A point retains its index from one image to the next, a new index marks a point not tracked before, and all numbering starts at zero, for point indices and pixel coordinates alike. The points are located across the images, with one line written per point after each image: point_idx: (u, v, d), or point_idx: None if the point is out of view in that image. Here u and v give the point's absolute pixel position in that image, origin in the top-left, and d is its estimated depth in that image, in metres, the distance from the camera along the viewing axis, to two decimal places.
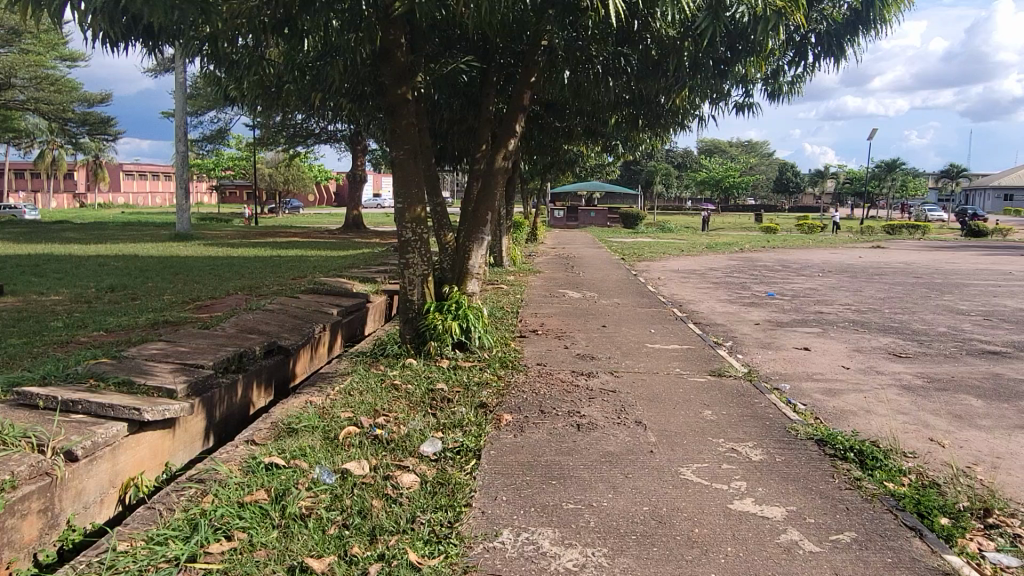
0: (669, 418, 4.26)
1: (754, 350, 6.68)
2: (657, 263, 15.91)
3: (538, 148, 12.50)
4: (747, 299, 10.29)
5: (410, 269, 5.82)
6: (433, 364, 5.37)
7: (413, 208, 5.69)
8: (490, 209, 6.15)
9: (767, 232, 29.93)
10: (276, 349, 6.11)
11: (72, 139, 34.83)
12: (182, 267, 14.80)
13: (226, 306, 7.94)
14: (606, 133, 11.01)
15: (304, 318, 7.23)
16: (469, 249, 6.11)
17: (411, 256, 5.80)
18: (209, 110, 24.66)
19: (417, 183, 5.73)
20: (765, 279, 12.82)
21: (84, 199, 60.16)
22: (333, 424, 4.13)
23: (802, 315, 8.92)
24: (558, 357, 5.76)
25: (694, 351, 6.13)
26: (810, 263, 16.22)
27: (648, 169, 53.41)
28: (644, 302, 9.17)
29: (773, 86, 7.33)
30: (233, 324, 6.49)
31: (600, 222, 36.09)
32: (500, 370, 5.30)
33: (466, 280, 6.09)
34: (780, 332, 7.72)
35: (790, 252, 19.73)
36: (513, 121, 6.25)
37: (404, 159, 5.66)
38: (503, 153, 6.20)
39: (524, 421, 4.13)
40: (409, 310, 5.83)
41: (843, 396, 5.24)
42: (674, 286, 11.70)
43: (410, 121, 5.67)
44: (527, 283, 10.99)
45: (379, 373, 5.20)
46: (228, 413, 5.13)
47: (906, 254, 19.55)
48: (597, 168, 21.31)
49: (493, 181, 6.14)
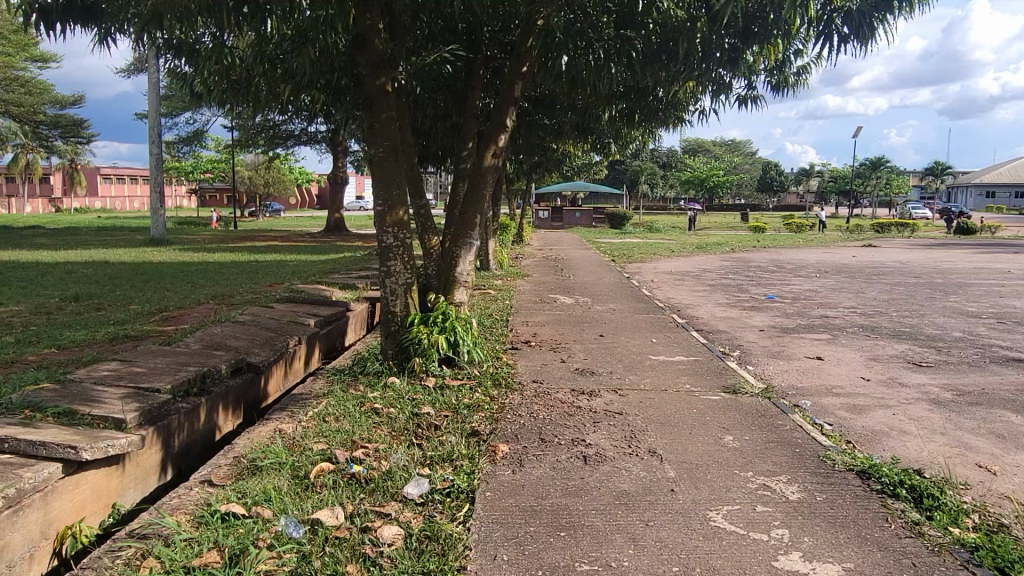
0: (687, 446, 3.75)
1: (765, 361, 6.21)
2: (649, 264, 15.49)
3: (526, 147, 11.99)
4: (748, 303, 9.84)
5: (392, 277, 5.29)
6: (418, 384, 4.85)
7: (394, 211, 5.17)
8: (478, 211, 5.62)
9: (755, 231, 29.66)
10: (244, 366, 5.55)
11: (45, 143, 33.93)
12: (154, 274, 14.12)
13: (193, 318, 7.35)
14: (597, 129, 10.52)
15: (278, 331, 6.67)
16: (456, 255, 5.58)
17: (393, 263, 5.26)
18: (184, 111, 23.93)
19: (398, 183, 5.20)
20: (762, 281, 12.38)
21: (60, 204, 58.97)
22: (304, 459, 3.59)
23: (808, 320, 8.48)
24: (556, 373, 5.26)
25: (703, 364, 5.65)
26: (805, 263, 15.87)
27: (633, 169, 53.13)
28: (641, 307, 8.69)
29: (779, 77, 6.89)
30: (198, 338, 5.91)
31: (586, 223, 35.67)
32: (492, 390, 4.79)
33: (453, 289, 5.56)
34: (789, 340, 7.25)
35: (782, 252, 19.39)
36: (504, 115, 5.71)
37: (384, 156, 5.12)
38: (493, 150, 5.66)
39: (524, 453, 3.62)
40: (391, 323, 5.29)
41: (870, 413, 4.78)
42: (669, 289, 11.25)
43: (390, 114, 5.13)
44: (516, 287, 10.49)
45: (358, 396, 4.66)
46: (188, 442, 4.57)
47: (899, 253, 19.27)
48: (584, 168, 20.85)
49: (482, 181, 5.60)
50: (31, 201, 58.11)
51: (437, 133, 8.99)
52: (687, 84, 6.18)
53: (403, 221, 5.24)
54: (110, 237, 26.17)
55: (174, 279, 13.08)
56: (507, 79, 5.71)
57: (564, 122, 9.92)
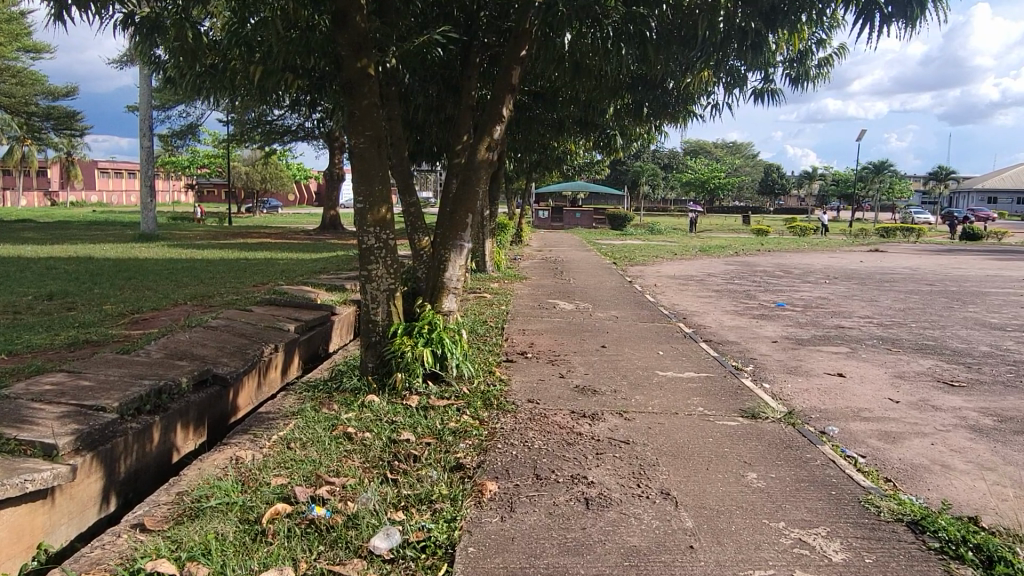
0: (706, 485, 3.23)
1: (782, 378, 5.69)
2: (651, 267, 14.99)
3: (525, 143, 11.46)
4: (757, 311, 9.31)
5: (374, 283, 4.75)
6: (399, 404, 4.32)
7: (376, 209, 4.66)
8: (471, 210, 5.06)
9: (758, 234, 29.17)
10: (210, 377, 5.03)
11: (37, 135, 33.36)
12: (136, 271, 13.59)
13: (163, 322, 6.81)
14: (600, 124, 10.01)
15: (252, 338, 6.13)
16: (446, 259, 5.04)
17: (374, 267, 4.72)
18: (177, 104, 23.38)
19: (381, 177, 4.66)
20: (770, 287, 11.87)
21: (54, 198, 58.26)
22: (258, 498, 3.06)
23: (822, 331, 7.96)
24: (554, 392, 4.73)
25: (715, 382, 5.13)
26: (812, 269, 15.36)
27: (633, 170, 52.66)
28: (645, 315, 8.18)
29: (799, 69, 6.38)
30: (161, 345, 5.39)
31: (586, 223, 35.14)
32: (482, 411, 4.26)
33: (442, 296, 5.01)
34: (805, 353, 6.73)
35: (787, 256, 18.87)
36: (500, 103, 5.14)
37: (366, 146, 4.58)
38: (487, 142, 5.08)
39: (515, 495, 3.09)
40: (372, 333, 4.75)
41: (906, 442, 4.26)
42: (673, 294, 10.75)
43: (372, 101, 4.59)
44: (513, 291, 9.97)
45: (330, 418, 4.13)
46: (138, 467, 4.04)
47: (908, 259, 18.77)
48: (585, 167, 20.33)
49: (475, 175, 5.03)
50: (26, 195, 57.50)
51: (431, 126, 8.47)
52: (700, 71, 5.68)
53: (386, 221, 4.71)
54: (101, 231, 25.68)
55: (158, 277, 12.55)
56: (504, 63, 5.13)
57: (568, 116, 9.41)
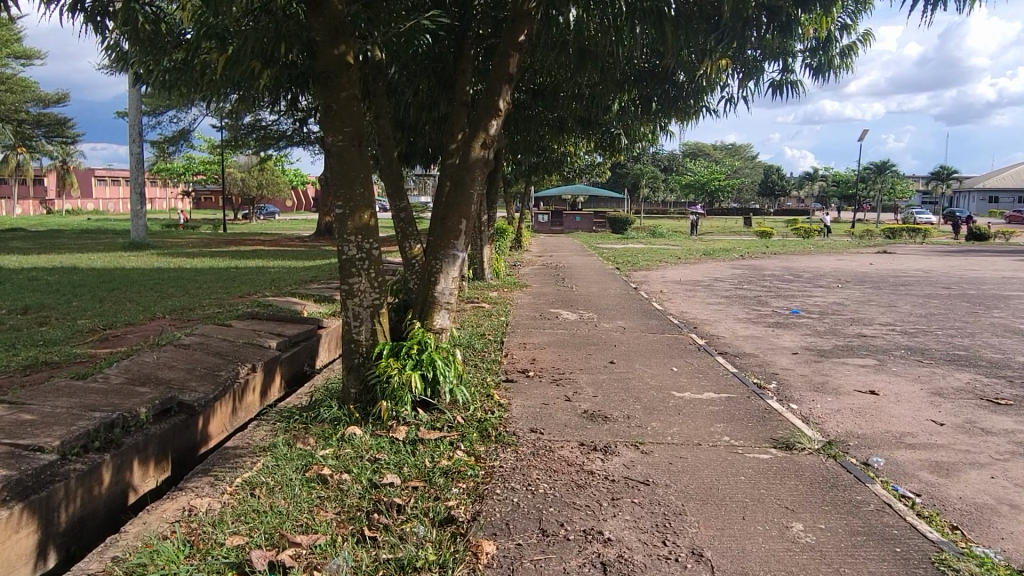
0: (746, 542, 2.70)
1: (810, 398, 5.15)
2: (656, 272, 14.48)
3: (524, 144, 10.93)
4: (771, 319, 8.79)
5: (355, 298, 4.21)
6: (384, 437, 3.79)
7: (357, 215, 4.12)
8: (466, 214, 4.48)
9: (761, 236, 28.66)
10: (174, 405, 4.50)
11: (29, 143, 32.84)
12: (120, 281, 13.07)
13: (134, 340, 6.28)
14: (603, 122, 9.50)
15: (228, 358, 5.60)
16: (437, 271, 4.45)
17: (356, 280, 4.17)
18: (168, 109, 22.88)
19: (362, 179, 4.13)
20: (782, 292, 11.35)
21: (49, 206, 57.75)
22: (206, 566, 2.53)
23: (844, 341, 7.43)
24: (560, 419, 4.19)
25: (738, 405, 4.60)
26: (822, 272, 14.84)
27: (633, 173, 52.21)
28: (654, 325, 7.65)
29: (821, 58, 5.91)
30: (122, 369, 4.86)
31: (586, 227, 34.61)
32: (479, 446, 3.72)
33: (433, 313, 4.41)
34: (830, 367, 6.20)
35: (794, 259, 18.36)
36: (496, 95, 4.56)
37: (345, 143, 4.04)
38: (482, 137, 4.49)
39: (517, 560, 2.55)
40: (354, 354, 4.21)
41: (963, 475, 3.74)
42: (681, 302, 10.22)
43: (352, 93, 4.07)
44: (513, 300, 9.45)
45: (305, 456, 3.60)
46: (83, 515, 3.52)
47: (918, 261, 18.26)
48: (586, 170, 19.82)
49: (468, 175, 4.45)
50: (21, 203, 57.01)
51: (424, 124, 7.94)
52: (716, 57, 5.15)
53: (370, 228, 4.18)
54: (91, 240, 25.08)
55: (142, 288, 12.02)
56: (500, 50, 4.58)
57: (569, 114, 8.89)
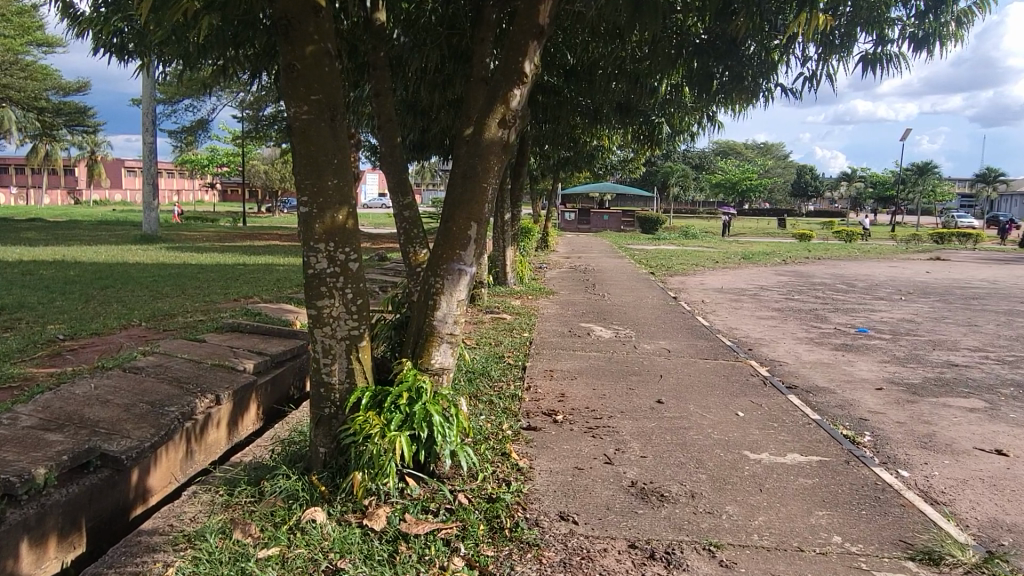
0: None
1: (920, 460, 3.96)
2: (694, 278, 13.30)
3: (553, 134, 9.77)
4: (837, 340, 7.57)
5: (326, 328, 3.10)
6: (353, 530, 2.71)
7: (326, 215, 3.02)
8: (477, 217, 3.24)
9: (800, 240, 27.18)
10: (94, 458, 3.48)
11: (50, 133, 32.35)
12: (117, 279, 12.21)
13: (86, 358, 5.26)
14: (644, 108, 8.31)
15: (187, 387, 4.54)
16: (436, 293, 3.26)
17: (326, 303, 3.08)
18: (184, 99, 22.11)
19: (336, 166, 3.03)
20: (840, 306, 10.10)
21: (76, 195, 57.64)
22: None
23: (933, 372, 6.18)
24: (599, 500, 3.07)
25: (838, 477, 3.43)
26: (879, 281, 13.50)
27: (663, 170, 50.80)
28: (703, 347, 6.50)
29: (929, 24, 4.77)
30: (39, 407, 3.81)
31: (614, 226, 33.35)
32: (484, 551, 2.61)
33: (430, 350, 3.24)
34: (930, 410, 4.97)
35: (841, 265, 16.99)
36: (520, 56, 3.31)
37: (312, 113, 2.93)
38: (499, 112, 3.24)
39: None
40: (324, 402, 3.15)
41: None
42: (728, 315, 9.04)
43: (323, 46, 2.96)
44: (537, 310, 8.32)
45: (239, 559, 2.52)
46: None
47: (978, 269, 16.80)
48: (618, 166, 18.63)
49: (479, 163, 3.22)
50: (48, 192, 57.08)
51: (438, 106, 6.85)
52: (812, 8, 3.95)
53: (346, 232, 3.09)
54: (105, 232, 24.41)
55: (137, 287, 11.13)
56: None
57: (608, 97, 7.70)
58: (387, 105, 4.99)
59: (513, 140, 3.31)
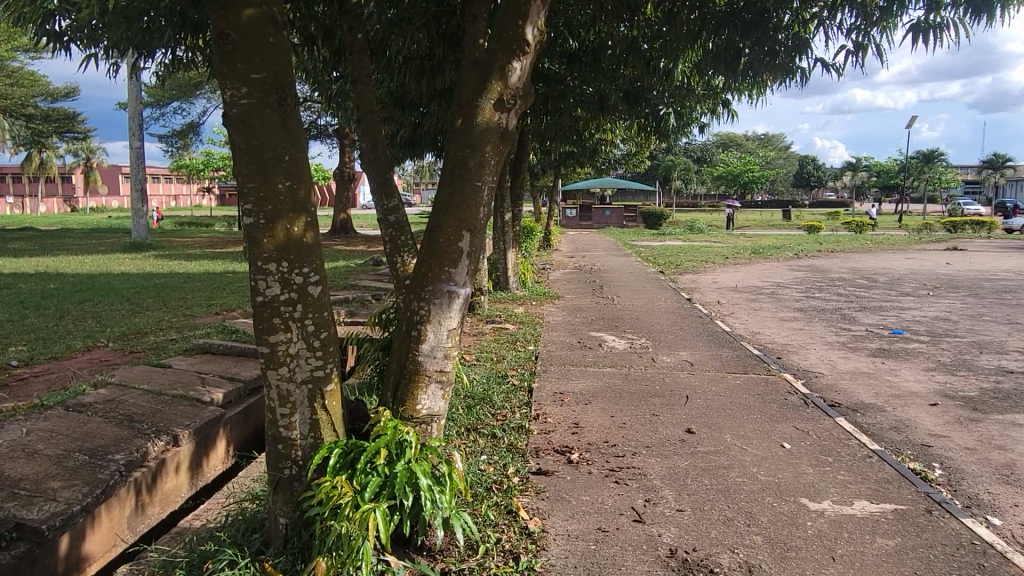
0: None
1: (1009, 502, 3.29)
2: (707, 276, 12.63)
3: (555, 127, 9.10)
4: (872, 344, 6.90)
5: (282, 370, 2.45)
6: None
7: (275, 225, 2.37)
8: (470, 225, 2.56)
9: (809, 232, 26.45)
10: (8, 530, 2.85)
11: (40, 141, 31.76)
12: (98, 291, 11.58)
13: (31, 391, 4.61)
14: (653, 96, 7.64)
15: (138, 427, 3.90)
16: (421, 319, 2.59)
17: (281, 338, 2.43)
18: (172, 102, 21.47)
19: (288, 164, 2.37)
20: (866, 304, 9.43)
21: (72, 203, 57.09)
22: None
23: (989, 381, 5.50)
24: None
25: (923, 535, 2.77)
26: (901, 275, 12.80)
27: (664, 164, 50.09)
28: (728, 358, 5.84)
29: None
30: None
31: (617, 222, 32.67)
32: None
33: (415, 393, 2.57)
34: (1000, 432, 4.30)
35: (857, 258, 16.29)
36: (520, 19, 2.64)
37: (256, 93, 2.28)
38: (495, 91, 2.58)
39: None
40: (284, 461, 2.52)
41: None
42: (748, 318, 8.37)
43: (267, 9, 2.31)
44: (543, 318, 7.66)
45: None
46: None
47: (1001, 259, 16.08)
48: (621, 161, 17.94)
49: (470, 154, 2.55)
50: (44, 200, 56.39)
51: (427, 95, 6.18)
52: None
53: (304, 248, 2.44)
54: (95, 240, 23.77)
55: (116, 300, 10.49)
56: None
57: (615, 84, 7.04)
58: (367, 94, 4.33)
59: (513, 127, 2.65)
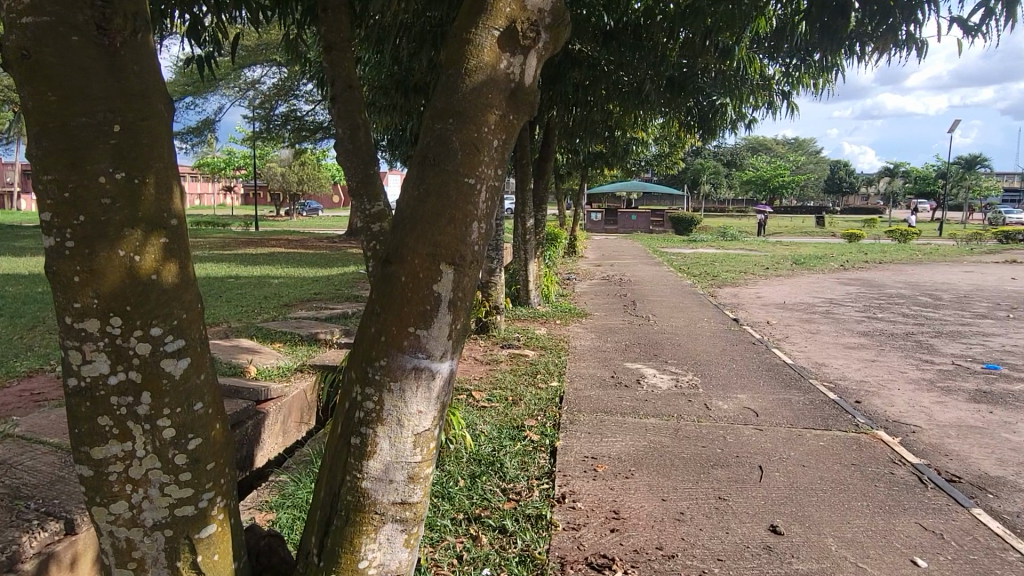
0: None
1: None
2: (749, 290, 11.42)
3: (585, 123, 7.99)
4: (968, 384, 5.70)
5: (118, 506, 1.39)
6: None
7: (90, 249, 1.28)
8: (454, 253, 1.47)
9: (850, 241, 25.00)
10: None
11: None
12: None
13: None
14: (703, 82, 6.51)
15: (18, 509, 2.72)
16: (369, 414, 1.50)
17: (115, 452, 1.36)
18: None
19: (119, 139, 1.29)
20: (939, 328, 8.20)
21: None
22: None
23: None
24: None
25: None
26: (966, 292, 11.47)
27: (693, 167, 48.67)
28: (800, 405, 4.69)
29: None
30: None
31: (644, 227, 31.41)
32: None
33: (354, 543, 1.48)
34: None
35: (910, 271, 14.94)
36: None
37: (56, 3, 1.22)
38: (503, 17, 1.54)
39: None
40: None
41: None
42: (809, 344, 7.19)
43: None
44: (569, 341, 6.57)
45: None
46: None
47: None
48: (652, 162, 16.74)
49: (455, 129, 1.49)
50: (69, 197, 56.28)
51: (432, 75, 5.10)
52: None
53: (155, 290, 1.36)
54: None
55: None
56: None
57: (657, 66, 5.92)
58: (346, 63, 3.16)
59: (533, 83, 1.58)
